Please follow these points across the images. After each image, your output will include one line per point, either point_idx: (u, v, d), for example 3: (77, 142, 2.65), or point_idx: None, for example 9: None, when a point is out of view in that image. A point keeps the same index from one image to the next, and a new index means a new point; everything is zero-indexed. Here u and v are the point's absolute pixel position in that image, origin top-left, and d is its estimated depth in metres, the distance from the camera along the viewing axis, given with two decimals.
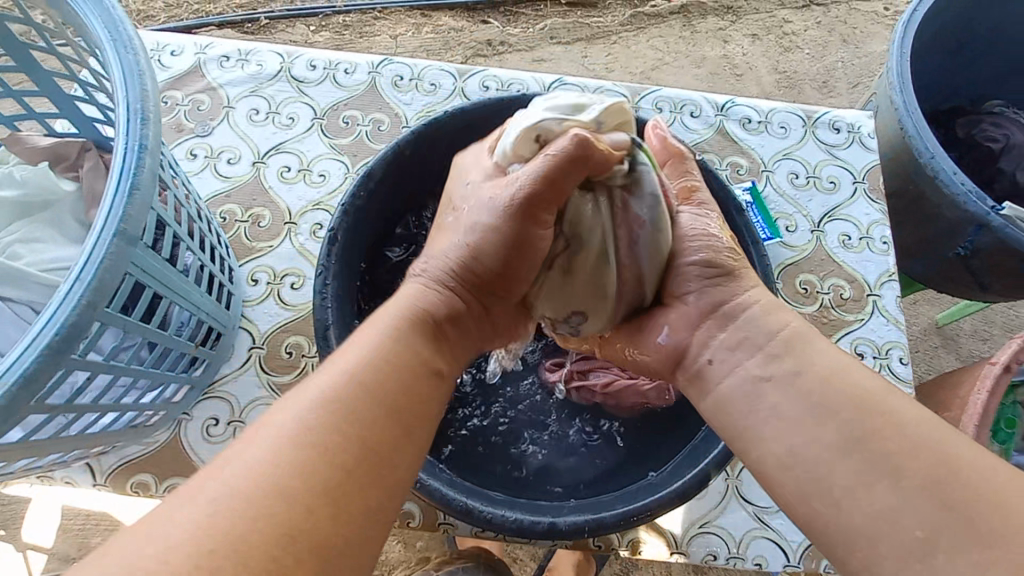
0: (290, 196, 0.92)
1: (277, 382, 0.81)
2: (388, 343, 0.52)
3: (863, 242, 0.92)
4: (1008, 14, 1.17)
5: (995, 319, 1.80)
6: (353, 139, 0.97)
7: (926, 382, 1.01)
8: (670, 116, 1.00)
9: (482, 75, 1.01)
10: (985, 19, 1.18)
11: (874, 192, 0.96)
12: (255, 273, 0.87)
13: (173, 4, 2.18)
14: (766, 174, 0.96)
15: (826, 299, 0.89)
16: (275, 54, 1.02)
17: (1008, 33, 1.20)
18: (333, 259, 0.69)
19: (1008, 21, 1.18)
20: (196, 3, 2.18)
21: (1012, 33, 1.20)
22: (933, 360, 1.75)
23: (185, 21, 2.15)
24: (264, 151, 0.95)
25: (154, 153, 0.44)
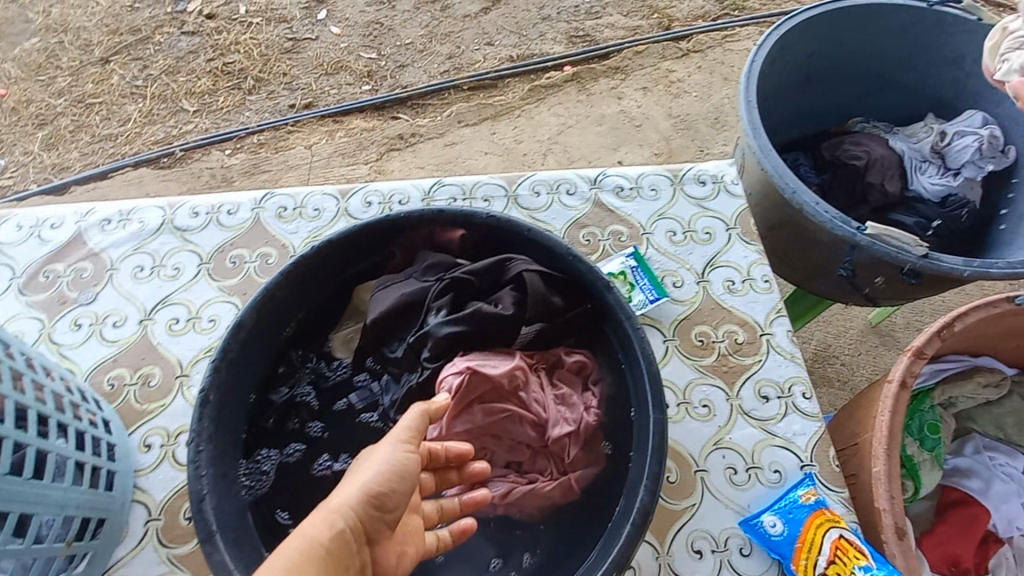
0: (180, 347, 0.91)
1: (177, 554, 0.76)
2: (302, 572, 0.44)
3: (746, 284, 0.96)
4: (836, 50, 1.31)
5: (922, 308, 1.88)
6: (242, 278, 0.97)
7: (839, 414, 1.02)
8: (547, 198, 1.05)
9: (363, 192, 1.05)
10: (818, 56, 1.31)
11: (747, 235, 1.01)
12: (148, 437, 0.84)
13: (89, 151, 2.20)
14: (645, 237, 1.01)
15: (722, 348, 0.91)
16: (156, 208, 1.03)
17: (842, 63, 1.34)
18: (207, 422, 0.66)
19: (839, 55, 1.32)
20: (111, 146, 2.21)
21: (845, 62, 1.34)
22: (877, 360, 1.80)
23: (100, 166, 2.17)
24: (151, 306, 0.94)
25: None
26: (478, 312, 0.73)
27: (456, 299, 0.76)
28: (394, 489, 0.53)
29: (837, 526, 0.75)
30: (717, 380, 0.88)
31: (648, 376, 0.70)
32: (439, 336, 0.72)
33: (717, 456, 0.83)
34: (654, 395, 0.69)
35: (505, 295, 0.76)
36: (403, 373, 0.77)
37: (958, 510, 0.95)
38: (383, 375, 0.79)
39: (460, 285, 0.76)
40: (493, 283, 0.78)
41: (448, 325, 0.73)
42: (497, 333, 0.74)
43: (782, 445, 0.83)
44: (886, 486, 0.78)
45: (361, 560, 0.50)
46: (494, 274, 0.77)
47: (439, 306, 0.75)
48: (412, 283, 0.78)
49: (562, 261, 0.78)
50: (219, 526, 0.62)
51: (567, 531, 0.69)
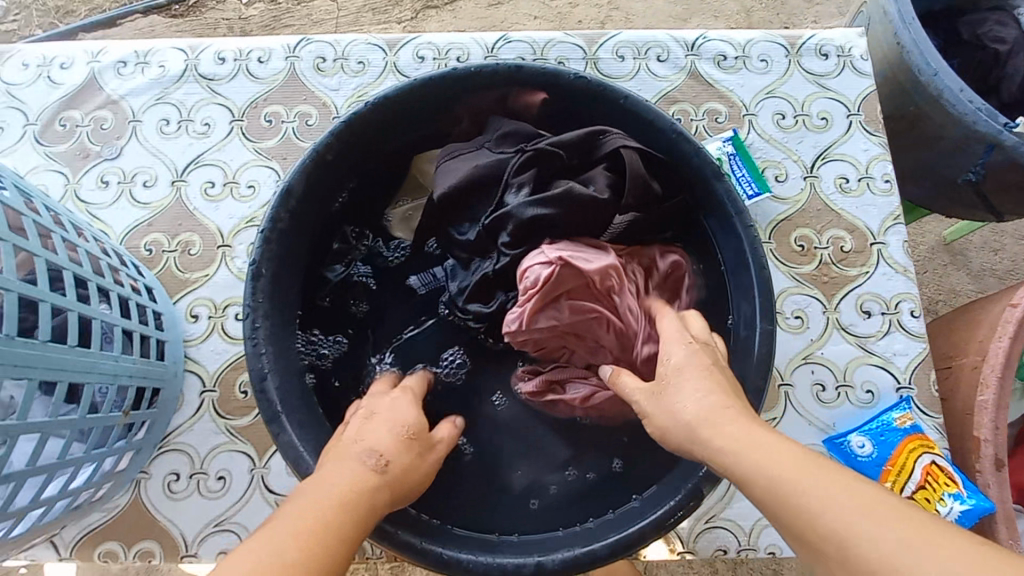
0: (219, 215, 0.82)
1: (236, 426, 0.75)
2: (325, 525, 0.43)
3: (862, 183, 0.82)
4: None
5: (1007, 229, 1.70)
6: (280, 140, 0.85)
7: (940, 317, 0.93)
8: (634, 64, 0.87)
9: (415, 43, 0.88)
10: None
11: (871, 124, 0.84)
12: (194, 308, 0.79)
13: None
14: (748, 118, 0.85)
15: (824, 255, 0.80)
16: (176, 50, 0.88)
17: None
18: (262, 298, 0.60)
19: None
20: None
21: None
22: (943, 280, 1.67)
23: (106, 12, 1.90)
24: (182, 167, 0.84)
25: None
26: (570, 193, 0.62)
27: (540, 176, 0.64)
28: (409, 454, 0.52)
29: (930, 451, 0.71)
30: (815, 291, 0.79)
31: (759, 279, 0.61)
32: (521, 219, 0.62)
33: (805, 371, 0.77)
34: (764, 305, 0.60)
35: (597, 174, 0.64)
36: (473, 258, 0.69)
37: None
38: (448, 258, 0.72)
39: (546, 160, 0.64)
40: (583, 160, 0.66)
41: (535, 206, 0.62)
42: (583, 224, 0.64)
43: (879, 364, 0.76)
44: (992, 415, 0.72)
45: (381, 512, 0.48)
46: (584, 150, 0.65)
47: (523, 183, 0.63)
48: (487, 155, 0.66)
49: (664, 138, 0.65)
50: (284, 407, 0.58)
51: (645, 437, 0.65)
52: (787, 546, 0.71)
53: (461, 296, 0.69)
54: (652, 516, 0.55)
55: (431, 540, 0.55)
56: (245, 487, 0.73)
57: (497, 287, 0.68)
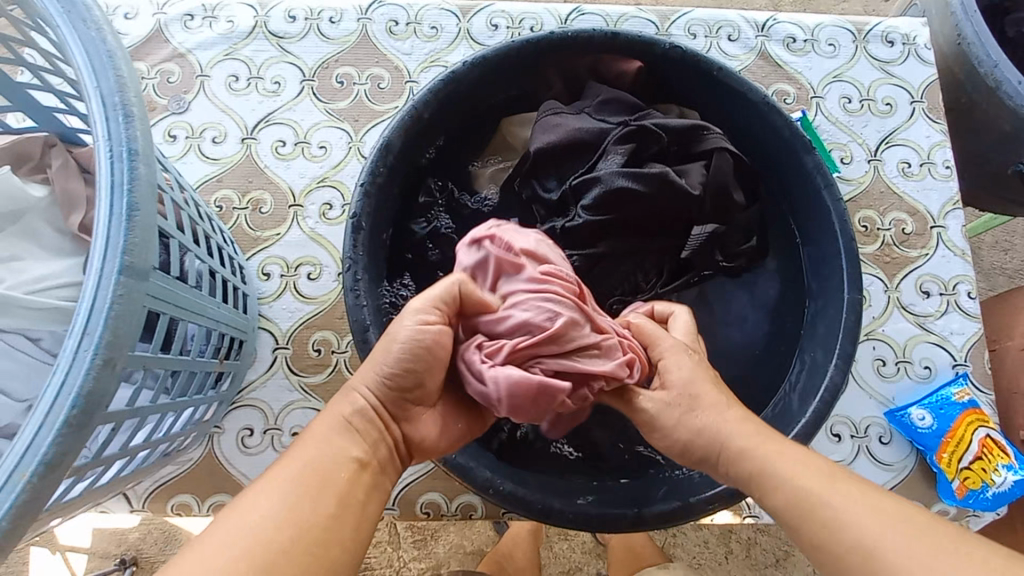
0: (290, 174, 0.82)
1: (309, 383, 0.75)
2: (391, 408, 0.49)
3: (924, 168, 0.85)
4: None
5: None
6: (352, 101, 0.85)
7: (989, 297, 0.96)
8: (705, 42, 0.88)
9: (489, 11, 0.88)
10: None
11: (933, 111, 0.87)
12: (266, 265, 0.78)
13: None
14: (815, 101, 0.87)
15: (887, 236, 0.82)
16: (246, 6, 0.87)
17: None
18: (361, 249, 0.60)
19: None
20: None
21: None
22: None
23: None
24: (252, 125, 0.84)
25: (146, 159, 0.39)
26: (667, 180, 0.61)
27: (636, 153, 0.64)
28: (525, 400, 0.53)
29: (985, 424, 0.73)
30: (877, 270, 0.81)
31: (847, 249, 0.62)
32: (610, 188, 0.60)
33: (867, 347, 0.78)
34: (851, 274, 0.61)
35: (693, 169, 0.64)
36: (552, 219, 0.67)
37: None
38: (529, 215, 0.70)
39: (645, 139, 0.64)
40: (680, 152, 0.66)
41: (626, 180, 0.60)
42: (671, 203, 0.62)
43: (937, 342, 0.79)
44: None
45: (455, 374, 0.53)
46: (684, 142, 0.66)
47: (622, 153, 0.63)
48: (588, 119, 0.66)
49: (755, 110, 0.66)
50: None
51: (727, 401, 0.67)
52: None
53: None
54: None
55: (532, 491, 0.56)
56: None
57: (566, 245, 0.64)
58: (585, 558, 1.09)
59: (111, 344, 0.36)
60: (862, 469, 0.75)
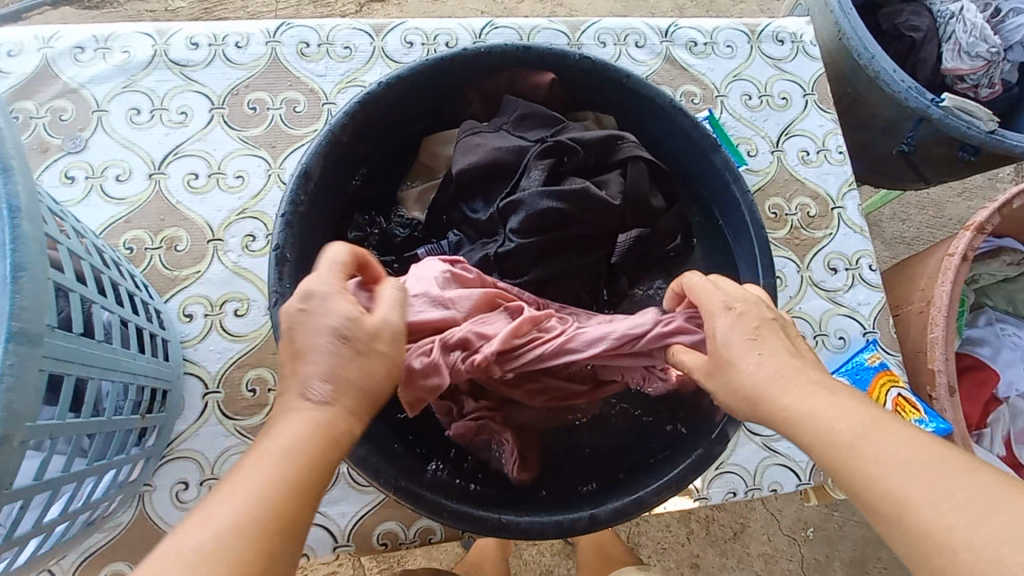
0: (206, 208, 0.78)
1: (245, 426, 0.72)
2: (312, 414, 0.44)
3: (821, 155, 0.92)
4: None
5: None
6: (267, 127, 0.82)
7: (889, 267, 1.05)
8: (615, 50, 0.92)
9: (402, 29, 0.88)
10: None
11: (824, 102, 0.94)
12: (187, 306, 0.74)
13: None
14: (720, 100, 0.92)
15: (794, 221, 0.89)
16: (142, 35, 0.83)
17: None
18: (288, 282, 0.58)
19: None
20: None
21: None
22: None
23: None
24: (160, 159, 0.79)
25: (31, 213, 0.36)
26: (588, 194, 0.61)
27: (556, 169, 0.65)
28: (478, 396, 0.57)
29: (896, 385, 0.80)
30: (789, 253, 0.87)
31: (758, 239, 0.66)
32: (534, 210, 0.61)
33: None
34: (764, 259, 0.66)
35: (612, 180, 0.65)
36: (480, 238, 0.67)
37: (971, 374, 1.05)
38: (457, 235, 0.70)
39: (563, 154, 0.65)
40: (599, 163, 0.67)
41: (548, 199, 0.61)
42: (597, 219, 0.63)
43: (847, 313, 0.86)
44: (942, 348, 0.84)
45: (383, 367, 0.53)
46: (602, 153, 0.66)
47: (542, 168, 0.64)
48: (506, 136, 0.68)
49: (663, 112, 0.70)
50: None
51: None
52: (788, 483, 0.79)
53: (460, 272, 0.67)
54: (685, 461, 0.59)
55: (486, 508, 0.57)
56: None
57: (496, 270, 0.65)
58: (555, 560, 1.11)
59: (5, 418, 0.33)
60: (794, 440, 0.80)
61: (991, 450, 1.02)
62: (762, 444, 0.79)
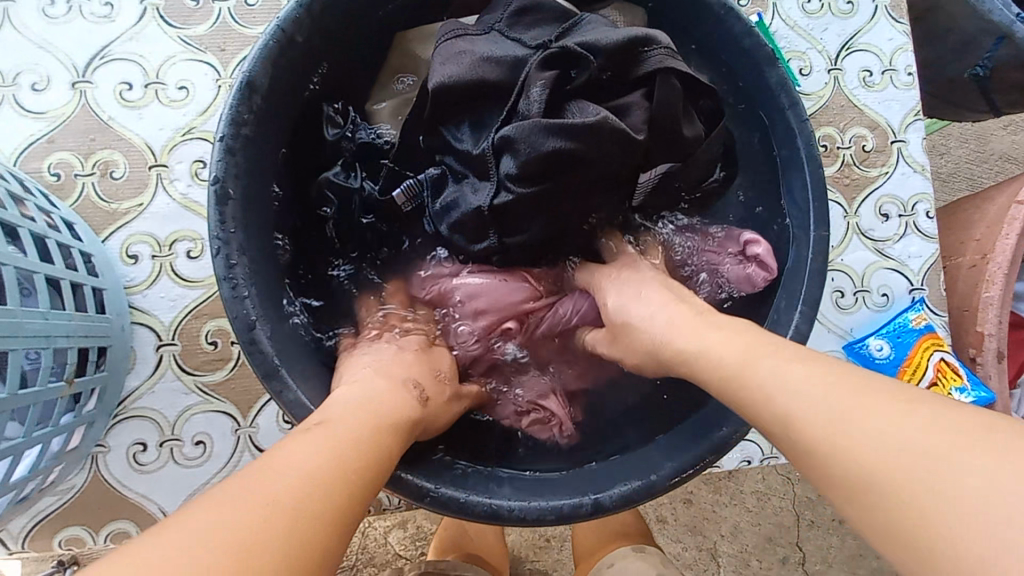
0: (144, 126, 0.65)
1: (207, 383, 0.63)
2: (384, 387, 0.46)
3: (886, 76, 0.77)
4: None
5: None
6: (213, 24, 0.67)
7: (941, 210, 0.92)
8: None
9: None
10: None
11: (897, 8, 0.77)
12: (130, 245, 0.63)
13: None
14: (772, 1, 0.75)
15: (847, 156, 0.75)
16: None
17: None
18: (233, 225, 0.46)
19: None
20: None
21: None
22: None
23: None
24: (84, 63, 0.65)
25: None
26: (603, 125, 0.47)
27: (564, 86, 0.51)
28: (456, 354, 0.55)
29: (940, 349, 0.70)
30: (837, 194, 0.75)
31: (814, 180, 0.54)
32: (535, 143, 0.48)
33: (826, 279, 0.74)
34: (818, 208, 0.54)
35: (634, 105, 0.51)
36: (466, 175, 0.54)
37: (1014, 332, 0.95)
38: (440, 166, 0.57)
39: (572, 67, 0.51)
40: (618, 80, 0.52)
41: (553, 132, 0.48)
42: (611, 157, 0.50)
43: (895, 267, 0.75)
44: (997, 309, 0.74)
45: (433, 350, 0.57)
46: (623, 66, 0.51)
47: (543, 85, 0.50)
48: (501, 40, 0.53)
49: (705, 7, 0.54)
50: (281, 358, 0.47)
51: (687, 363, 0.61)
52: None
53: (447, 221, 0.56)
54: (705, 443, 0.50)
55: (475, 490, 0.49)
56: (231, 449, 0.63)
57: (490, 224, 0.54)
58: None
59: None
60: None
61: (1019, 412, 0.96)
62: None
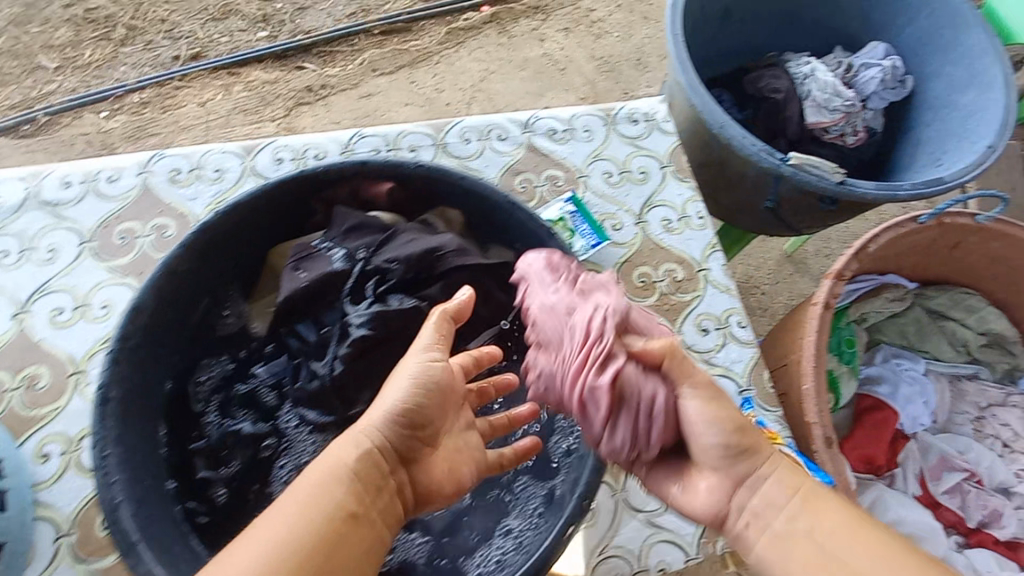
0: (71, 341, 0.79)
1: (98, 569, 0.68)
2: (315, 506, 0.49)
3: (682, 222, 0.97)
4: None
5: (848, 236, 1.89)
6: (134, 255, 0.84)
7: (767, 334, 1.05)
8: (477, 145, 0.98)
9: (271, 147, 0.93)
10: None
11: (680, 172, 1.00)
12: (43, 446, 0.73)
13: None
14: (582, 180, 0.98)
15: (663, 287, 0.92)
16: (15, 180, 0.87)
17: None
18: (111, 424, 0.58)
19: None
20: None
21: None
22: (804, 270, 1.84)
23: None
24: (26, 298, 0.81)
25: None
26: (416, 309, 0.65)
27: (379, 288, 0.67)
28: (419, 405, 0.56)
29: (774, 444, 0.80)
30: (661, 319, 0.90)
31: None
32: (355, 337, 0.63)
33: None
34: None
35: (437, 295, 0.68)
36: (309, 360, 0.68)
37: (873, 415, 1.05)
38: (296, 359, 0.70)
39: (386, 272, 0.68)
40: (421, 277, 0.68)
41: (363, 326, 0.64)
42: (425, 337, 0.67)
43: (722, 373, 0.87)
44: (814, 401, 0.84)
45: (393, 481, 0.55)
46: (424, 269, 0.68)
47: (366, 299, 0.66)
48: (332, 251, 0.69)
49: (501, 208, 0.73)
50: (141, 535, 0.56)
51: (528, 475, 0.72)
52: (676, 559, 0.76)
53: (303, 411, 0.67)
54: (534, 555, 0.59)
55: None
56: None
57: (335, 397, 0.65)
58: None
59: None
60: (677, 512, 0.78)
61: (905, 490, 1.02)
62: (646, 521, 0.78)
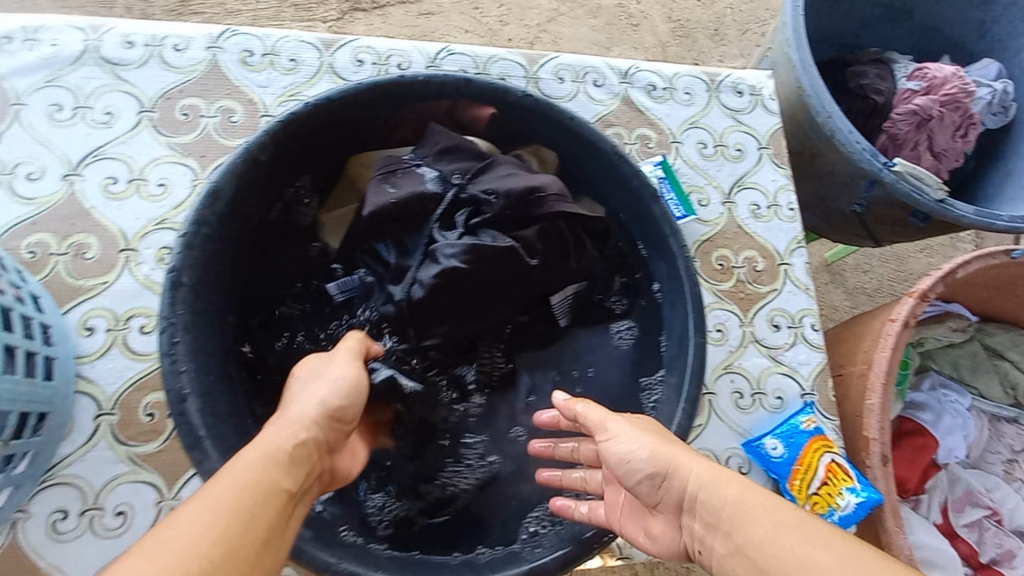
0: (122, 215, 0.74)
1: (139, 453, 0.67)
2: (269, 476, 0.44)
3: (771, 210, 0.91)
4: None
5: (893, 256, 1.84)
6: (197, 135, 0.78)
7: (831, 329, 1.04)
8: (572, 86, 0.91)
9: (353, 46, 0.85)
10: None
11: (778, 157, 0.94)
12: (89, 319, 0.70)
13: None
14: (674, 145, 0.92)
15: (741, 274, 0.87)
16: (75, 29, 0.79)
17: None
18: (181, 309, 0.54)
19: None
20: None
21: None
22: (843, 281, 1.80)
23: None
24: (78, 159, 0.75)
25: None
26: (508, 250, 0.60)
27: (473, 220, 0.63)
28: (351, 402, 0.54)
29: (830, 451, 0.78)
30: (733, 306, 0.86)
31: (691, 290, 0.62)
32: (441, 267, 0.59)
33: (726, 381, 0.82)
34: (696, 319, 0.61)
35: (530, 238, 0.63)
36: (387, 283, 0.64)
37: (913, 439, 1.04)
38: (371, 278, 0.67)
39: (482, 204, 0.63)
40: (516, 217, 0.63)
41: (453, 257, 0.59)
42: (505, 279, 0.62)
43: (787, 372, 0.84)
44: (878, 417, 0.82)
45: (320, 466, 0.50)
46: (521, 208, 0.63)
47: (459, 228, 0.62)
48: (426, 172, 0.64)
49: (605, 156, 0.66)
50: (207, 431, 0.52)
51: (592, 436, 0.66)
52: None
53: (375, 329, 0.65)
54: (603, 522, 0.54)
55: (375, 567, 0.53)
56: (151, 520, 0.65)
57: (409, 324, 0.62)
58: None
59: None
60: None
61: (927, 517, 1.02)
62: None
